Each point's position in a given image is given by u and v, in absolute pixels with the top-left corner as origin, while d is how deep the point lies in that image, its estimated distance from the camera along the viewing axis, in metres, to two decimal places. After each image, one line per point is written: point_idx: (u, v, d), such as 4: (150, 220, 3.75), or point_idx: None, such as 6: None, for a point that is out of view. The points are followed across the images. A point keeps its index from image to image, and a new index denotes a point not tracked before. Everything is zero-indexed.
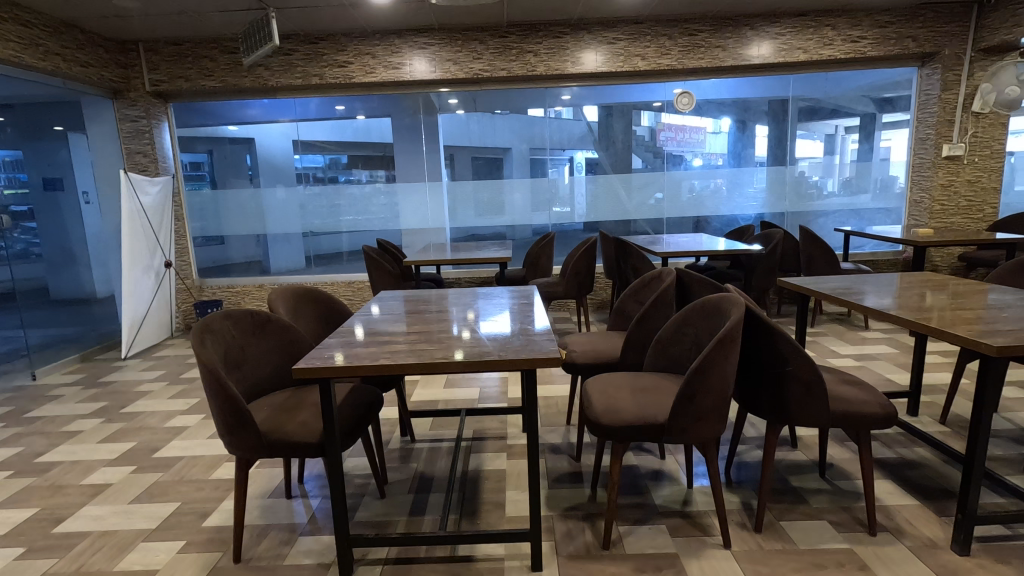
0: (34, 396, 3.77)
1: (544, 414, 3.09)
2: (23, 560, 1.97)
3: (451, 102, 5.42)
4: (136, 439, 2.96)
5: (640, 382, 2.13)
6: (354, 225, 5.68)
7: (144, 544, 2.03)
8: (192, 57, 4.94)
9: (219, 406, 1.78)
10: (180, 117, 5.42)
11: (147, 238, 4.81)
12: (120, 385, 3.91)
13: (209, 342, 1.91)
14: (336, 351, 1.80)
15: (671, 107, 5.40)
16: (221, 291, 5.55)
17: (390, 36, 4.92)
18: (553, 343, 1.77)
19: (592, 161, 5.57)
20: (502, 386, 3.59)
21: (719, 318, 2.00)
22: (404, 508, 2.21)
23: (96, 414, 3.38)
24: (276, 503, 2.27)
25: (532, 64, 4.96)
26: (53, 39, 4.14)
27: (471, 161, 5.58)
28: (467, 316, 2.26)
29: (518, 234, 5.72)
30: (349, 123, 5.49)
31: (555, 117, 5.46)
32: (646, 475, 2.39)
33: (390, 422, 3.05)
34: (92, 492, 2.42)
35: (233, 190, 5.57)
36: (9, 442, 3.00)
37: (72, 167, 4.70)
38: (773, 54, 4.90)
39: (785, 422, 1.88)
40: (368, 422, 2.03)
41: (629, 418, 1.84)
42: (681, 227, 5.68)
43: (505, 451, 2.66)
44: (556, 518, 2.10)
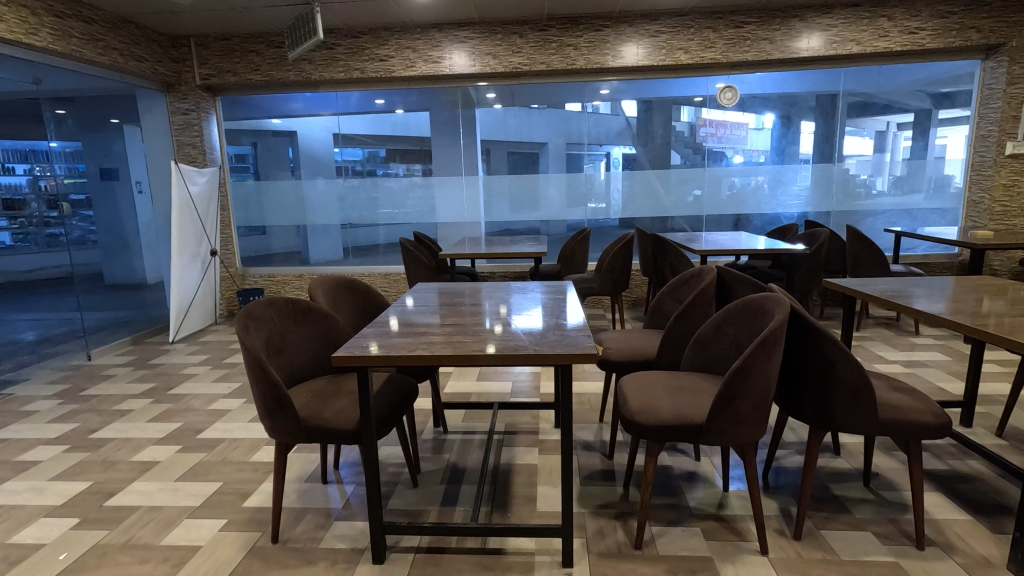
0: (89, 375, 3.97)
1: (576, 411, 3.07)
2: (77, 530, 2.08)
3: (488, 96, 5.42)
4: (182, 420, 3.07)
5: (677, 381, 2.09)
6: (391, 218, 5.75)
7: (188, 521, 2.11)
8: (240, 52, 5.07)
9: (261, 390, 1.83)
10: (227, 110, 5.59)
11: (194, 228, 4.96)
12: (166, 368, 4.07)
13: (252, 328, 1.97)
14: (371, 340, 1.82)
15: (714, 102, 5.26)
16: (263, 280, 5.72)
17: (431, 30, 4.95)
18: (589, 339, 1.75)
19: (629, 157, 5.49)
20: (534, 381, 3.59)
21: (762, 318, 1.95)
22: (436, 498, 2.23)
23: (145, 394, 3.54)
24: (312, 487, 2.33)
25: (571, 58, 4.91)
26: (112, 35, 4.32)
27: (508, 155, 5.58)
28: (500, 310, 2.26)
29: (552, 230, 5.69)
30: (388, 117, 5.56)
31: (592, 111, 5.42)
32: (680, 476, 2.35)
33: (423, 412, 3.09)
34: (141, 469, 2.53)
35: (276, 182, 5.72)
36: (66, 418, 3.17)
37: (127, 158, 4.91)
38: (824, 47, 4.72)
39: (828, 428, 1.82)
40: (402, 412, 2.05)
41: (665, 417, 1.81)
42: (720, 225, 5.55)
43: (537, 446, 2.66)
44: (588, 515, 2.09)
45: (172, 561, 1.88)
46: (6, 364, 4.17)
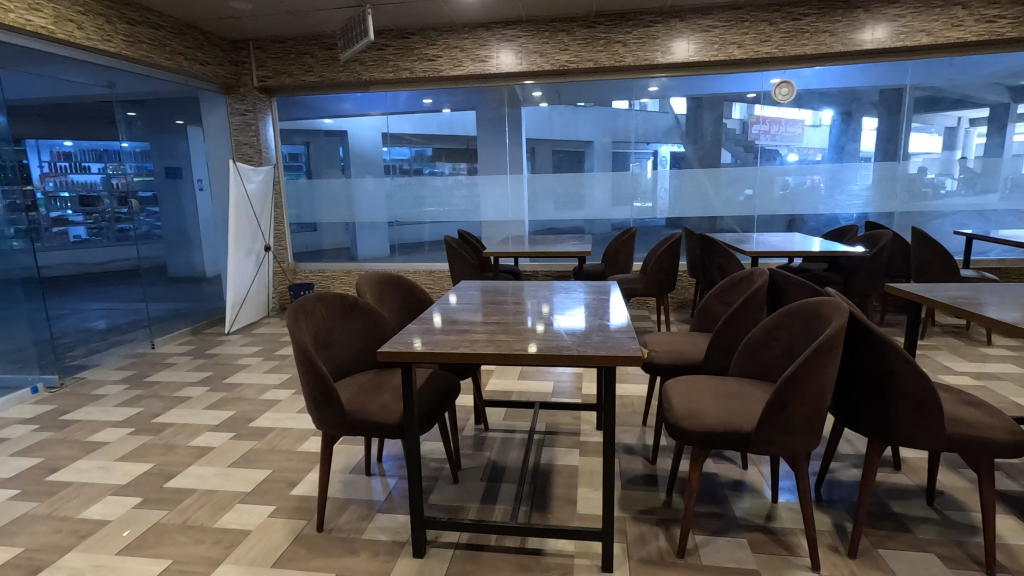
0: (152, 362, 4.20)
1: (619, 413, 3.02)
2: (139, 509, 2.20)
3: (535, 95, 5.41)
4: (236, 409, 3.21)
5: (725, 387, 2.02)
6: (436, 216, 5.83)
7: (240, 506, 2.20)
8: (295, 54, 5.25)
9: (309, 382, 1.88)
10: (282, 111, 5.78)
11: (249, 224, 5.17)
12: (222, 358, 4.26)
13: (302, 322, 2.03)
14: (415, 336, 1.85)
15: (768, 98, 5.07)
16: (313, 275, 5.91)
17: (478, 30, 4.98)
18: (633, 341, 1.72)
19: (677, 155, 5.36)
20: (576, 382, 3.56)
21: (817, 324, 1.86)
22: (476, 495, 2.24)
23: (202, 382, 3.71)
24: (356, 479, 2.38)
25: (619, 55, 4.83)
26: (178, 40, 4.55)
27: (553, 154, 5.54)
28: (542, 309, 2.25)
29: (597, 229, 5.62)
30: (435, 116, 5.63)
31: (640, 109, 5.31)
32: (726, 485, 2.28)
33: (464, 409, 3.11)
34: (197, 454, 2.65)
35: (327, 180, 5.88)
36: (131, 403, 3.36)
37: (190, 157, 5.19)
38: (889, 38, 4.47)
39: (889, 442, 1.72)
40: (444, 408, 2.07)
41: (712, 424, 1.76)
42: (772, 226, 5.35)
43: (578, 447, 2.63)
44: (629, 520, 2.05)
45: (224, 543, 1.96)
46: (80, 349, 4.46)
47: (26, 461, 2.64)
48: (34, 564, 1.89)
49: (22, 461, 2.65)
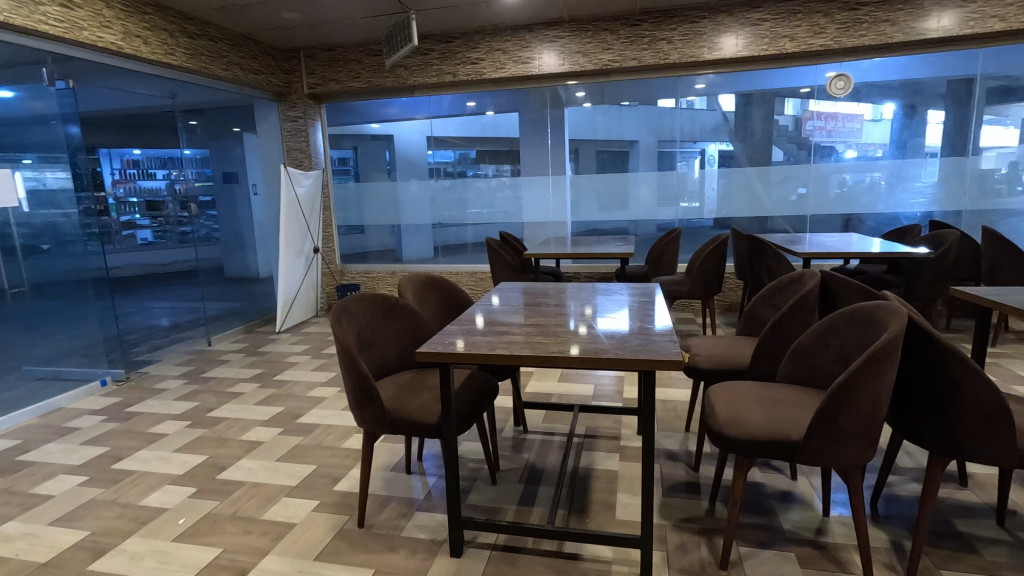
0: (209, 359, 4.41)
1: (661, 418, 2.96)
2: (194, 498, 2.31)
3: (578, 95, 5.37)
4: (285, 405, 3.33)
5: (772, 393, 1.94)
6: (479, 218, 5.87)
7: (286, 499, 2.27)
8: (343, 61, 5.40)
9: (352, 381, 1.92)
10: (331, 117, 5.96)
11: (299, 226, 5.35)
12: (273, 356, 4.43)
13: (345, 322, 2.08)
14: (458, 337, 1.86)
15: (823, 93, 4.86)
16: (360, 276, 6.07)
17: (521, 32, 4.99)
18: (675, 345, 1.67)
19: (726, 153, 5.21)
20: (617, 385, 3.51)
21: (873, 329, 1.76)
22: (514, 497, 2.24)
23: (254, 378, 3.87)
24: (397, 477, 2.43)
25: (664, 53, 4.74)
26: (234, 51, 4.77)
27: (597, 154, 5.48)
28: (584, 311, 2.22)
29: (641, 230, 5.53)
30: (479, 119, 5.68)
31: (686, 107, 5.19)
32: (773, 495, 2.19)
33: (504, 410, 3.12)
34: (248, 447, 2.76)
35: (374, 183, 6.03)
36: (189, 397, 3.54)
37: (245, 162, 5.42)
38: (957, 26, 4.20)
39: (953, 456, 1.60)
40: (483, 409, 2.08)
41: (757, 432, 1.69)
42: (827, 226, 5.12)
43: (618, 452, 2.59)
44: (670, 528, 2.00)
45: (271, 535, 2.03)
46: (145, 345, 4.72)
47: (94, 449, 2.82)
48: (100, 546, 2.01)
49: (92, 449, 2.83)
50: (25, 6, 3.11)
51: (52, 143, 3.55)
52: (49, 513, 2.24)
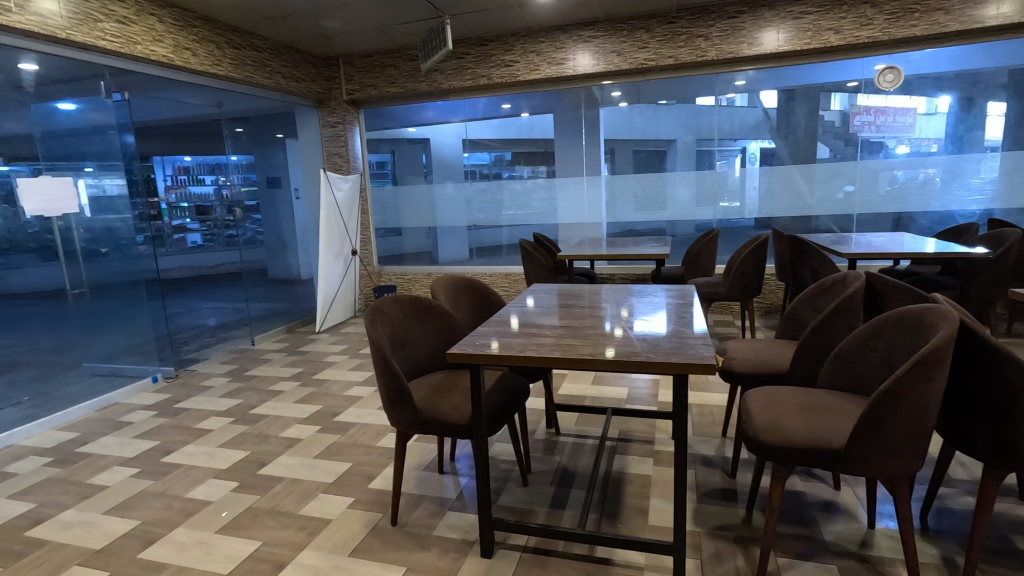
0: (252, 358, 4.57)
1: (697, 423, 2.90)
2: (237, 492, 2.40)
3: (613, 95, 5.31)
4: (323, 403, 3.41)
5: (813, 399, 1.88)
6: (515, 219, 5.88)
7: (323, 495, 2.33)
8: (381, 67, 5.51)
9: (385, 381, 1.96)
10: (370, 122, 6.08)
11: (339, 229, 5.49)
12: (312, 355, 4.55)
13: (379, 323, 2.12)
14: (492, 339, 1.87)
15: (871, 86, 4.67)
16: (397, 278, 6.17)
17: (556, 33, 4.99)
18: (710, 349, 1.63)
19: (767, 151, 5.06)
20: (652, 389, 3.46)
21: (921, 334, 1.68)
22: (545, 499, 2.23)
23: (294, 377, 3.99)
24: (429, 476, 2.45)
25: (702, 50, 4.65)
26: (277, 60, 4.93)
27: (633, 154, 5.41)
28: (620, 313, 2.20)
29: (678, 231, 5.43)
30: (514, 121, 5.70)
31: (725, 105, 5.06)
32: (814, 505, 2.11)
33: (537, 412, 3.11)
34: (287, 444, 2.85)
35: (411, 186, 6.13)
36: (233, 394, 3.68)
37: (287, 167, 5.59)
38: (1018, 12, 3.96)
39: (1011, 470, 1.51)
40: (514, 411, 2.09)
41: (795, 439, 1.64)
42: (875, 226, 4.90)
43: (651, 457, 2.55)
44: (704, 535, 1.96)
45: (308, 530, 2.09)
46: (193, 344, 4.94)
47: (146, 443, 2.96)
48: (149, 536, 2.11)
49: (143, 443, 2.97)
50: (85, 23, 3.30)
51: (110, 152, 3.75)
52: (104, 503, 2.37)
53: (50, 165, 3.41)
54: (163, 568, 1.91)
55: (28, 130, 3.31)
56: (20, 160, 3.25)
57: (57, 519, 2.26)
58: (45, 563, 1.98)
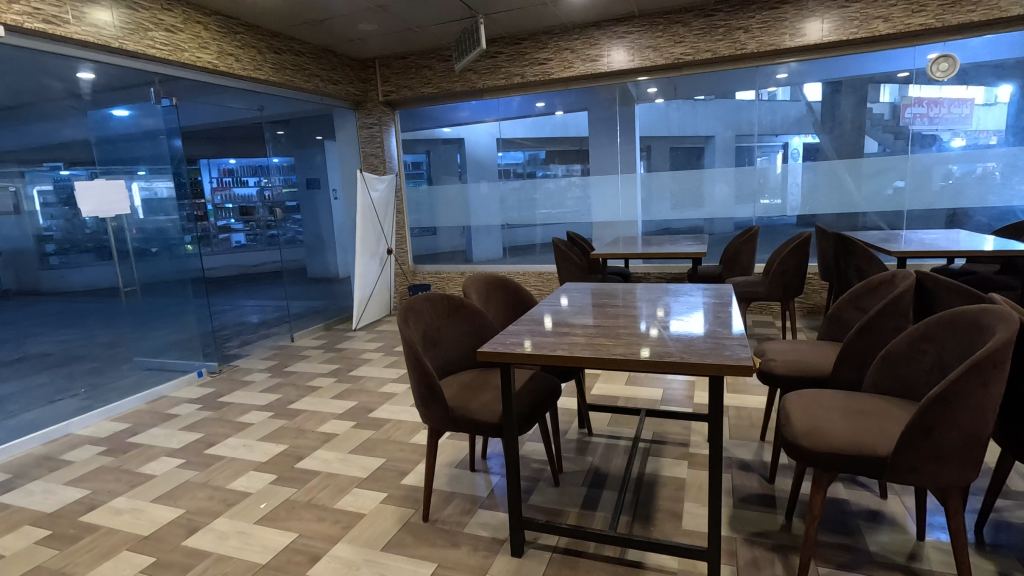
0: (291, 354, 4.70)
1: (734, 426, 2.82)
2: (275, 485, 2.47)
3: (649, 91, 5.22)
4: (358, 399, 3.48)
5: (857, 404, 1.80)
6: (548, 218, 5.86)
7: (357, 490, 2.37)
8: (416, 68, 5.58)
9: (417, 379, 1.97)
10: (405, 123, 6.16)
11: (375, 229, 5.58)
12: (349, 352, 4.65)
13: (412, 321, 2.14)
14: (524, 338, 1.86)
15: (923, 77, 4.45)
16: (431, 276, 6.24)
17: (590, 29, 4.94)
18: (748, 350, 1.58)
19: (811, 146, 4.89)
20: (688, 390, 3.39)
21: (977, 336, 1.59)
22: (577, 500, 2.21)
23: (331, 373, 4.08)
24: (461, 474, 2.47)
25: (741, 42, 4.52)
26: (316, 64, 5.06)
27: (670, 151, 5.30)
28: (656, 313, 2.15)
29: (716, 229, 5.29)
30: (548, 119, 5.67)
31: (766, 99, 4.91)
32: (858, 514, 2.02)
33: (569, 412, 3.09)
34: (324, 439, 2.91)
35: (445, 186, 6.18)
36: (273, 390, 3.79)
37: (326, 168, 5.72)
38: None
39: None
40: (545, 410, 2.07)
41: (838, 444, 1.57)
42: (928, 223, 4.67)
43: (686, 459, 2.49)
44: (740, 542, 1.91)
45: (342, 524, 2.13)
46: (236, 340, 5.11)
47: (190, 435, 3.08)
48: (193, 524, 2.19)
49: (188, 435, 3.09)
50: (136, 33, 3.45)
51: (159, 156, 3.87)
52: (152, 491, 2.47)
53: (105, 169, 3.58)
54: (205, 556, 1.98)
55: (84, 135, 3.49)
56: (79, 164, 3.44)
57: (108, 506, 2.37)
58: (98, 547, 2.08)
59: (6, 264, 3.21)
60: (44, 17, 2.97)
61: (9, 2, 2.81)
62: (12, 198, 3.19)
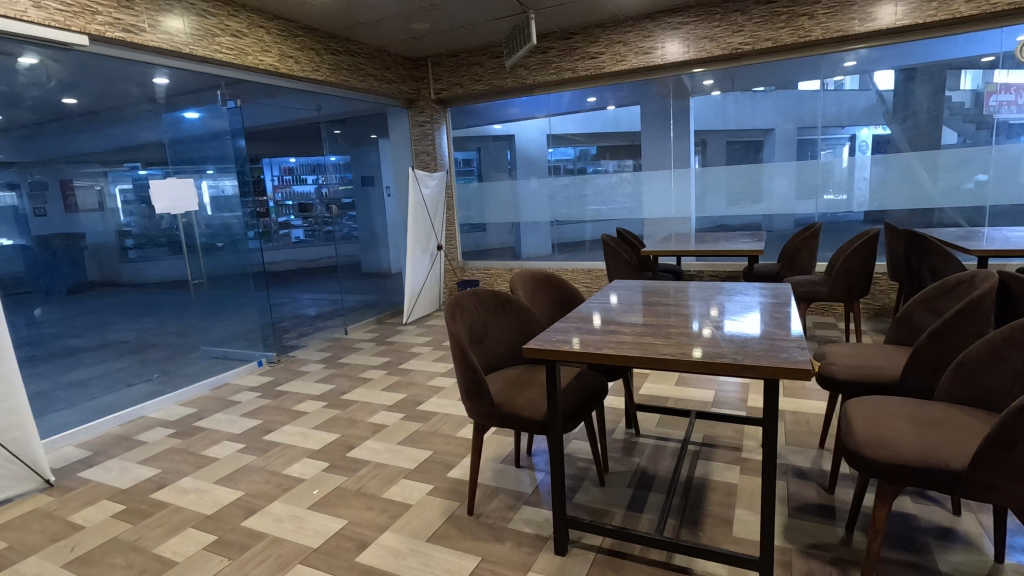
0: (345, 346, 4.84)
1: (791, 431, 2.70)
2: (327, 472, 2.56)
3: (705, 83, 5.06)
4: (407, 392, 3.55)
5: (927, 413, 1.68)
6: (599, 214, 5.79)
7: (404, 481, 2.43)
8: (467, 66, 5.63)
9: (464, 374, 1.99)
10: (457, 120, 6.22)
11: (426, 226, 5.68)
12: (399, 346, 4.75)
13: (458, 316, 2.16)
14: (572, 335, 1.85)
15: (1010, 61, 4.10)
16: (479, 272, 6.29)
17: (643, 22, 4.84)
18: (807, 353, 1.51)
19: (881, 138, 4.60)
20: (742, 393, 3.27)
21: None
22: (623, 501, 2.18)
23: (382, 366, 4.18)
24: (506, 469, 2.48)
25: (805, 29, 4.30)
26: (370, 64, 5.19)
27: (727, 145, 5.12)
28: (709, 312, 2.08)
29: (775, 225, 5.07)
30: (600, 114, 5.58)
31: (832, 89, 4.65)
32: (927, 531, 1.89)
33: (616, 412, 3.05)
34: (374, 430, 2.99)
35: (495, 182, 6.21)
36: (327, 380, 3.92)
37: (380, 166, 5.87)
38: None
39: None
40: (591, 409, 2.05)
41: (905, 456, 1.47)
42: (1013, 219, 4.31)
43: (738, 464, 2.41)
44: (795, 553, 1.82)
45: (389, 513, 2.18)
46: (294, 331, 5.33)
47: (251, 421, 3.24)
48: (251, 506, 2.30)
49: (249, 421, 3.25)
50: (205, 39, 3.64)
51: (225, 156, 4.09)
52: (215, 473, 2.62)
53: (177, 168, 3.81)
54: (262, 537, 2.08)
55: (159, 137, 3.71)
56: (154, 164, 3.66)
57: (176, 485, 2.53)
58: (166, 523, 2.22)
59: (90, 257, 3.40)
60: (123, 26, 3.18)
61: (92, 13, 3.03)
62: (97, 196, 3.41)
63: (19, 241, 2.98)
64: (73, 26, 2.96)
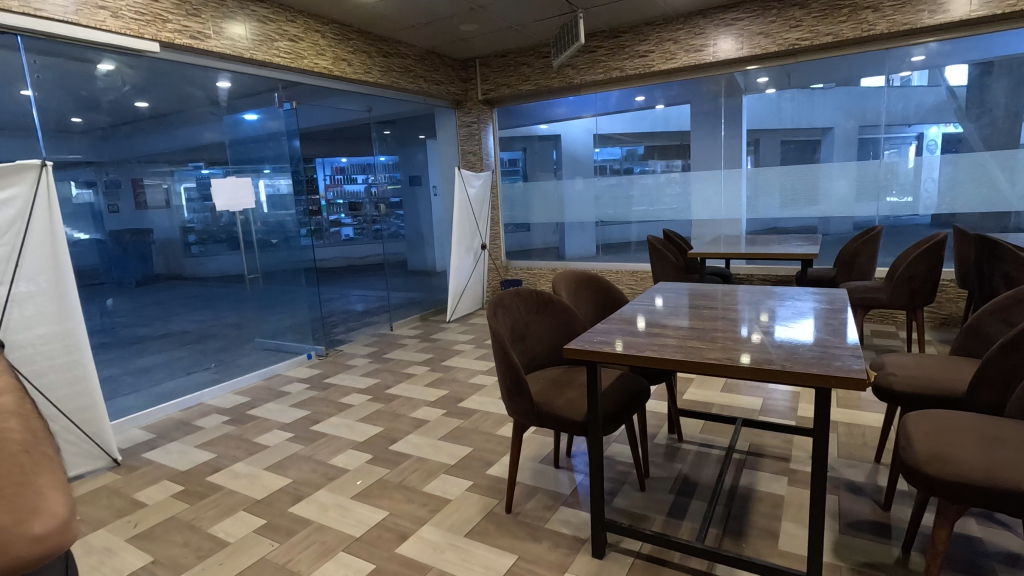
0: (390, 342, 4.95)
1: (844, 444, 2.58)
2: (370, 464, 2.62)
3: (760, 81, 4.90)
4: (449, 389, 3.60)
5: (995, 428, 1.57)
6: (645, 215, 5.70)
7: (444, 476, 2.46)
8: (515, 65, 5.65)
9: (504, 372, 1.99)
10: (503, 120, 6.26)
11: (470, 225, 5.73)
12: (442, 343, 4.82)
13: (501, 314, 2.17)
14: (615, 338, 1.83)
15: None
16: (523, 272, 6.31)
17: (695, 18, 4.73)
18: (862, 362, 1.44)
19: (952, 137, 4.34)
20: (792, 401, 3.15)
21: None
22: (664, 507, 2.14)
23: (425, 362, 4.26)
24: (545, 469, 2.47)
25: (869, 23, 4.10)
26: (420, 65, 5.29)
27: (781, 145, 4.94)
28: (759, 317, 2.02)
29: (831, 228, 4.85)
30: (648, 113, 5.48)
31: (898, 85, 4.41)
32: (994, 556, 1.77)
33: (659, 416, 2.99)
34: (416, 424, 3.05)
35: (541, 182, 6.21)
36: (372, 374, 4.03)
37: (427, 166, 5.99)
38: None
39: None
40: (632, 411, 2.02)
41: (970, 474, 1.39)
42: None
43: (786, 475, 2.32)
44: (846, 571, 1.74)
45: (429, 507, 2.22)
46: (342, 326, 5.50)
47: (299, 412, 3.36)
48: (298, 493, 2.39)
49: (298, 411, 3.38)
50: (265, 44, 3.80)
51: (281, 156, 4.27)
52: (266, 460, 2.73)
53: (237, 168, 3.99)
54: (307, 524, 2.16)
55: (221, 138, 3.90)
56: (216, 163, 3.84)
57: (230, 469, 2.65)
58: (220, 505, 2.34)
59: (157, 251, 3.63)
60: (190, 33, 3.35)
61: (164, 21, 3.21)
62: (164, 194, 3.62)
63: (94, 235, 3.20)
64: (146, 34, 3.14)
